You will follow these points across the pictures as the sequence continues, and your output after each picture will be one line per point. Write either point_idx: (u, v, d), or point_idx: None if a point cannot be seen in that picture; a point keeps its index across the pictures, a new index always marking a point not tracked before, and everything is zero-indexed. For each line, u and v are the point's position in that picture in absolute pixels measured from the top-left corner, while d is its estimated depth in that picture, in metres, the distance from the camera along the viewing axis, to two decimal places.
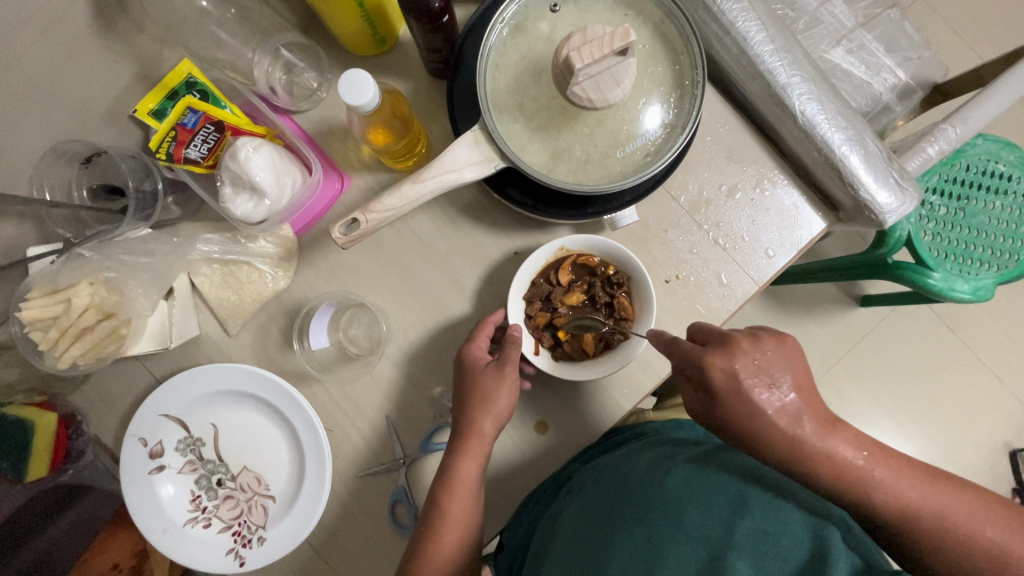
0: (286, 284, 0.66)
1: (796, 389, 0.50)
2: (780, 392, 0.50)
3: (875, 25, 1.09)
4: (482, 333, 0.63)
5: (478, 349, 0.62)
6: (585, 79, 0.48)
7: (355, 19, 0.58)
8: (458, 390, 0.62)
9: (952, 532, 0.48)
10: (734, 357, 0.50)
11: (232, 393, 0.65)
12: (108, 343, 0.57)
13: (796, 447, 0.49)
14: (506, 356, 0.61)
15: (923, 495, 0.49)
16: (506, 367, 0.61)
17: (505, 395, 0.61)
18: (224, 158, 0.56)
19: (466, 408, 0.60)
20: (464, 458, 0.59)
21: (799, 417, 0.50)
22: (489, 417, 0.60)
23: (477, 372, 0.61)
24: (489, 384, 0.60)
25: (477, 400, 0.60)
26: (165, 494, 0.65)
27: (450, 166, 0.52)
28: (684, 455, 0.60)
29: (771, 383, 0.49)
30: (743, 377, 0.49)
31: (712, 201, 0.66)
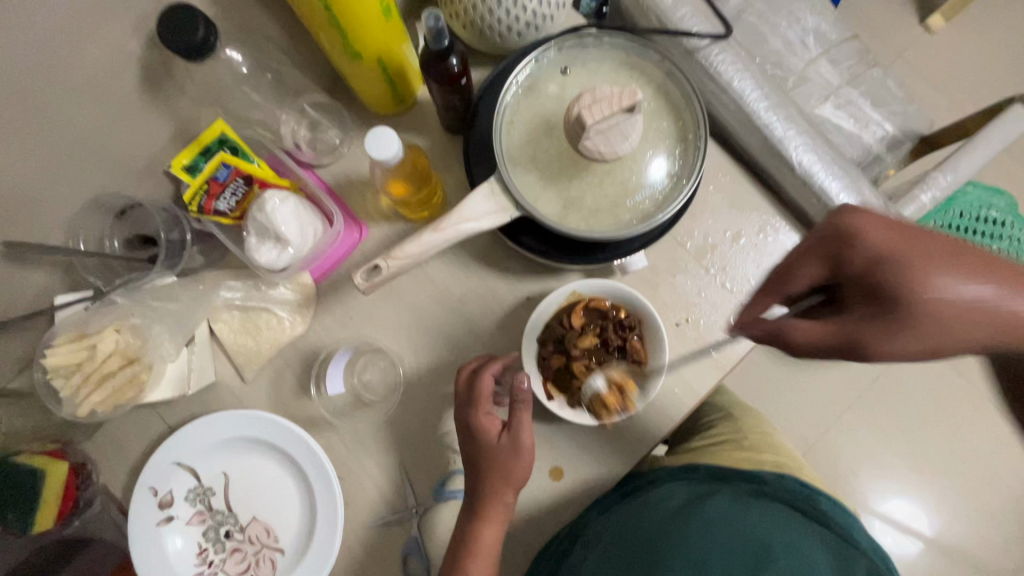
0: (302, 330, 0.67)
1: (966, 255, 0.45)
2: (926, 245, 0.46)
3: (861, 82, 1.17)
4: (482, 397, 0.61)
5: (484, 417, 0.60)
6: (596, 134, 0.51)
7: (378, 81, 0.63)
8: (470, 455, 0.61)
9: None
10: (873, 222, 0.48)
11: (245, 441, 0.65)
12: (128, 389, 0.58)
13: (946, 307, 0.44)
14: (515, 424, 0.60)
15: None
16: (520, 439, 0.60)
17: (518, 464, 0.60)
18: (252, 210, 0.59)
19: (487, 467, 0.59)
20: (484, 525, 0.58)
21: (972, 274, 0.44)
22: (506, 481, 0.59)
23: (490, 441, 0.60)
24: (502, 456, 0.59)
25: (495, 468, 0.59)
26: (173, 547, 0.64)
27: (468, 216, 0.55)
28: (705, 499, 0.61)
29: (915, 245, 0.46)
30: (880, 241, 0.47)
31: (717, 246, 0.69)
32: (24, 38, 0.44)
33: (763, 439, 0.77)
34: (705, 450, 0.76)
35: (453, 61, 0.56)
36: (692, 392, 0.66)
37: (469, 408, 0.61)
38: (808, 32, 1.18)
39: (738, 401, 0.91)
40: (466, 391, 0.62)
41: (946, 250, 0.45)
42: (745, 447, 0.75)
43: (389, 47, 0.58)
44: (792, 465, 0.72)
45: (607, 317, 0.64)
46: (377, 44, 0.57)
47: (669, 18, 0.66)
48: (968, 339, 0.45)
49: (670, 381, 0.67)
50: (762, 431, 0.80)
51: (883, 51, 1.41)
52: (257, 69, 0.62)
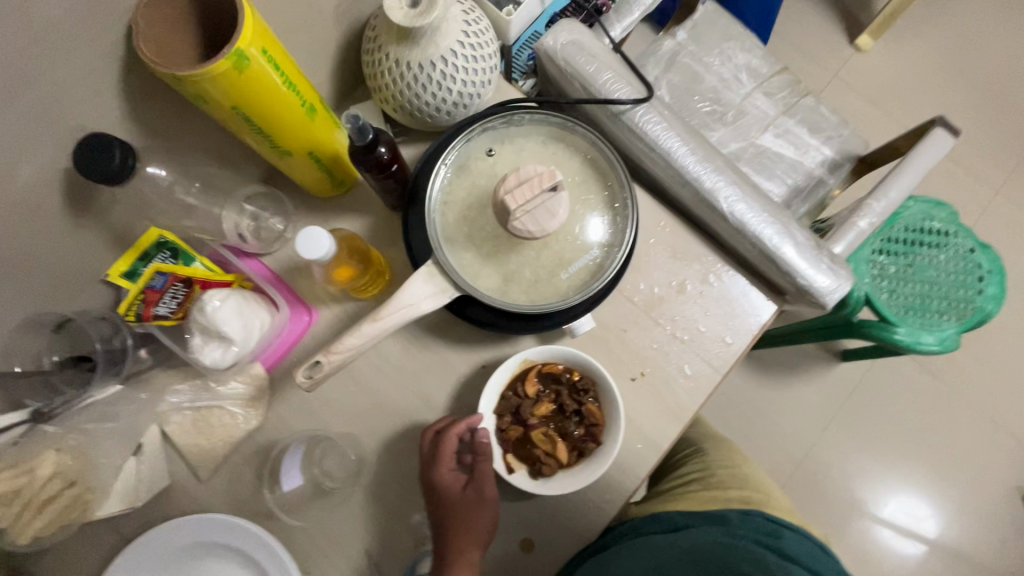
0: (257, 422, 0.66)
1: None
2: None
3: (796, 111, 1.22)
4: (447, 454, 0.61)
5: (448, 472, 0.61)
6: (524, 215, 0.52)
7: (313, 170, 0.64)
8: (435, 514, 0.61)
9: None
10: None
11: (203, 547, 0.63)
12: (73, 510, 0.56)
13: None
14: (479, 471, 0.62)
15: None
16: (485, 489, 0.62)
17: (486, 515, 0.61)
18: (193, 312, 0.59)
19: (452, 528, 0.59)
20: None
21: None
22: (474, 535, 0.60)
23: (455, 496, 0.61)
24: (468, 510, 0.60)
25: (462, 523, 0.59)
26: None
27: (408, 301, 0.55)
28: (673, 549, 0.62)
29: None
30: None
31: (664, 297, 0.70)
32: None
33: (730, 473, 0.77)
34: (675, 493, 0.76)
35: (381, 150, 0.58)
36: (655, 446, 0.66)
37: (432, 465, 0.61)
38: (740, 68, 1.23)
39: (708, 436, 0.91)
40: (429, 450, 0.62)
41: None
42: (713, 486, 0.75)
43: (320, 140, 0.60)
44: (760, 497, 0.72)
45: (561, 382, 0.65)
46: (307, 140, 0.58)
47: (593, 86, 0.69)
48: None
49: (632, 437, 0.67)
50: (730, 465, 0.80)
51: (816, 75, 1.48)
52: (186, 178, 0.61)
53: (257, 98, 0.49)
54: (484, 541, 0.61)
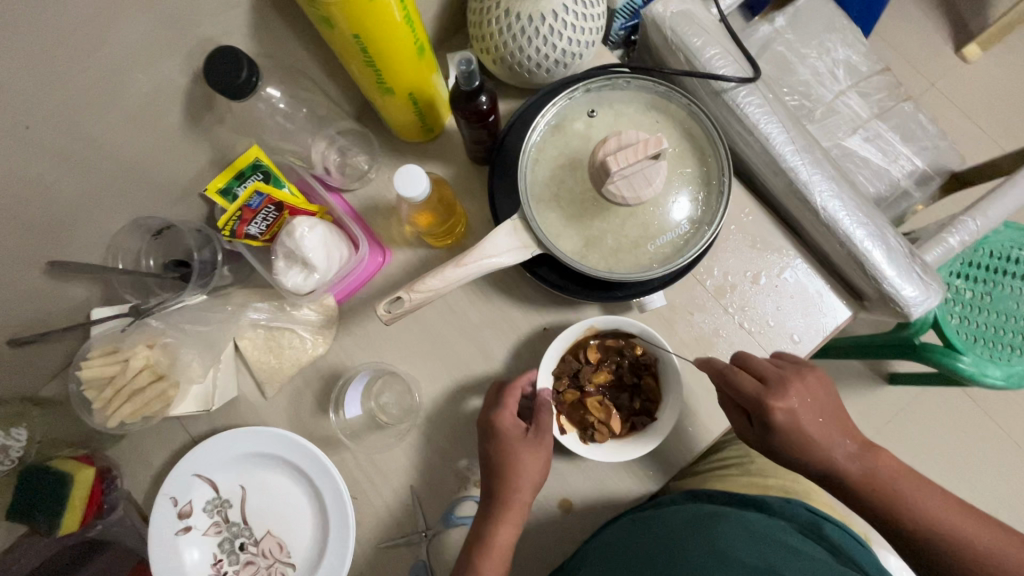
0: (324, 350, 0.69)
1: (820, 419, 0.56)
2: (799, 405, 0.55)
3: (890, 116, 1.16)
4: (510, 401, 0.63)
5: (510, 419, 0.61)
6: (620, 179, 0.52)
7: (408, 112, 0.64)
8: (489, 456, 0.61)
9: (943, 534, 0.53)
10: (789, 397, 0.55)
11: (263, 457, 0.67)
12: (156, 403, 0.60)
13: (815, 460, 0.55)
14: (540, 421, 0.61)
15: (917, 499, 0.55)
16: (543, 436, 0.61)
17: (542, 461, 0.61)
18: (281, 235, 0.61)
19: (506, 473, 0.59)
20: (501, 526, 0.58)
21: (803, 420, 0.55)
22: (528, 479, 0.59)
23: (512, 440, 0.60)
24: (524, 454, 0.60)
25: (516, 465, 0.59)
26: (190, 557, 0.66)
27: (491, 251, 0.56)
28: (716, 522, 0.61)
29: (801, 416, 0.55)
30: (801, 415, 0.54)
31: (736, 286, 0.69)
32: (81, 84, 0.46)
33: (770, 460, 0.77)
34: (713, 474, 0.76)
35: (482, 100, 0.58)
36: (706, 432, 0.66)
37: (496, 411, 0.62)
38: (838, 64, 1.16)
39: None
40: (493, 398, 0.64)
41: (806, 415, 0.55)
42: (752, 472, 0.75)
43: (421, 82, 0.60)
44: (799, 490, 0.72)
45: (622, 354, 0.65)
46: (410, 81, 0.59)
47: (697, 59, 0.66)
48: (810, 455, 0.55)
49: (683, 420, 0.67)
50: None
51: (915, 81, 1.39)
52: (293, 103, 0.63)
53: (376, 31, 0.50)
54: (535, 484, 0.60)
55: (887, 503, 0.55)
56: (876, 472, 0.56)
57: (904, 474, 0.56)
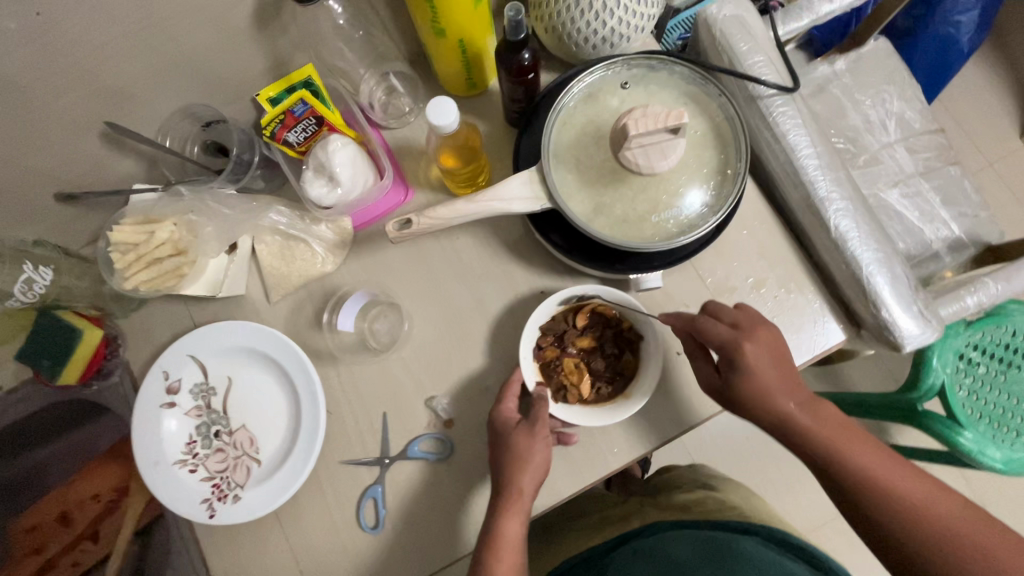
0: (332, 268, 0.72)
1: (780, 363, 0.59)
2: (747, 346, 0.58)
3: (935, 177, 1.14)
4: (510, 394, 0.65)
5: (508, 409, 0.64)
6: (638, 147, 0.54)
7: (455, 62, 0.68)
8: (491, 451, 0.63)
9: (886, 492, 0.56)
10: (751, 340, 0.58)
11: (253, 353, 0.70)
12: (170, 277, 0.65)
13: (776, 409, 0.58)
14: (535, 413, 0.62)
15: (867, 462, 0.57)
16: (538, 424, 0.62)
17: (542, 452, 0.61)
18: (315, 148, 0.65)
19: (503, 466, 0.61)
20: (507, 518, 0.58)
21: (734, 358, 0.58)
22: (528, 472, 0.60)
23: (509, 430, 0.62)
24: (521, 444, 0.60)
25: (512, 454, 0.60)
26: (168, 431, 0.69)
27: (502, 195, 0.58)
28: (708, 552, 0.65)
29: (755, 360, 0.58)
30: (762, 362, 0.58)
31: (736, 290, 0.70)
32: None
33: (735, 500, 0.83)
34: (686, 508, 0.81)
35: (525, 56, 0.61)
36: (677, 423, 0.67)
37: (496, 405, 0.65)
38: (891, 116, 1.16)
39: (713, 475, 0.95)
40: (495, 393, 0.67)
41: (776, 366, 0.58)
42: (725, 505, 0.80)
43: (473, 32, 0.64)
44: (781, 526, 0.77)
45: (609, 326, 0.68)
46: (463, 29, 0.63)
47: (740, 63, 0.69)
48: (776, 405, 0.58)
49: (658, 406, 0.68)
50: (740, 495, 0.85)
51: (971, 155, 1.37)
52: (354, 26, 0.68)
53: None
54: (538, 474, 0.61)
55: (842, 463, 0.57)
56: (800, 422, 0.58)
57: (857, 441, 0.58)
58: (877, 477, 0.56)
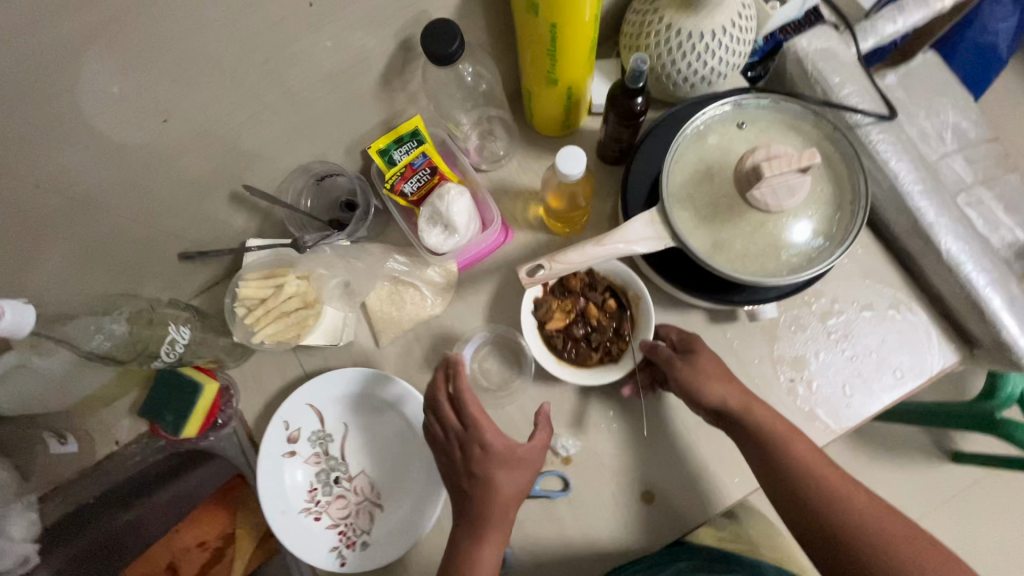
0: (439, 310, 0.74)
1: (714, 357, 0.65)
2: (685, 340, 0.67)
3: (995, 185, 1.15)
4: (485, 418, 0.60)
5: (494, 436, 0.60)
6: (767, 186, 0.56)
7: (556, 106, 0.70)
8: (466, 479, 0.60)
9: (793, 464, 0.58)
10: (690, 337, 0.67)
11: (371, 399, 0.72)
12: (294, 329, 0.67)
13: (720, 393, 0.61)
14: (535, 441, 0.62)
15: (812, 458, 0.59)
16: (534, 454, 0.61)
17: (523, 480, 0.60)
18: (431, 197, 0.67)
19: (488, 502, 0.58)
20: (486, 546, 0.57)
21: (685, 342, 0.66)
22: (507, 498, 0.58)
23: (500, 462, 0.59)
24: (509, 477, 0.59)
25: (499, 492, 0.58)
26: (291, 479, 0.70)
27: (628, 237, 0.60)
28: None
29: (694, 347, 0.65)
30: (702, 348, 0.65)
31: (843, 314, 0.70)
32: (313, 34, 0.53)
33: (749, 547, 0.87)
34: None
35: (637, 101, 0.63)
36: None
37: (473, 432, 0.59)
38: (947, 126, 1.17)
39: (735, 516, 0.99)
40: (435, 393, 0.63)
41: (712, 354, 0.65)
42: None
43: (582, 80, 0.66)
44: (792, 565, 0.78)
45: (619, 325, 0.70)
46: (573, 77, 0.65)
47: (834, 94, 0.70)
48: (716, 388, 0.61)
49: None
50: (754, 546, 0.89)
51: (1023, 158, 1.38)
52: (471, 77, 0.70)
53: (570, 27, 0.56)
54: (524, 494, 0.60)
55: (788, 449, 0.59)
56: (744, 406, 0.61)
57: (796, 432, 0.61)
58: (820, 467, 0.58)
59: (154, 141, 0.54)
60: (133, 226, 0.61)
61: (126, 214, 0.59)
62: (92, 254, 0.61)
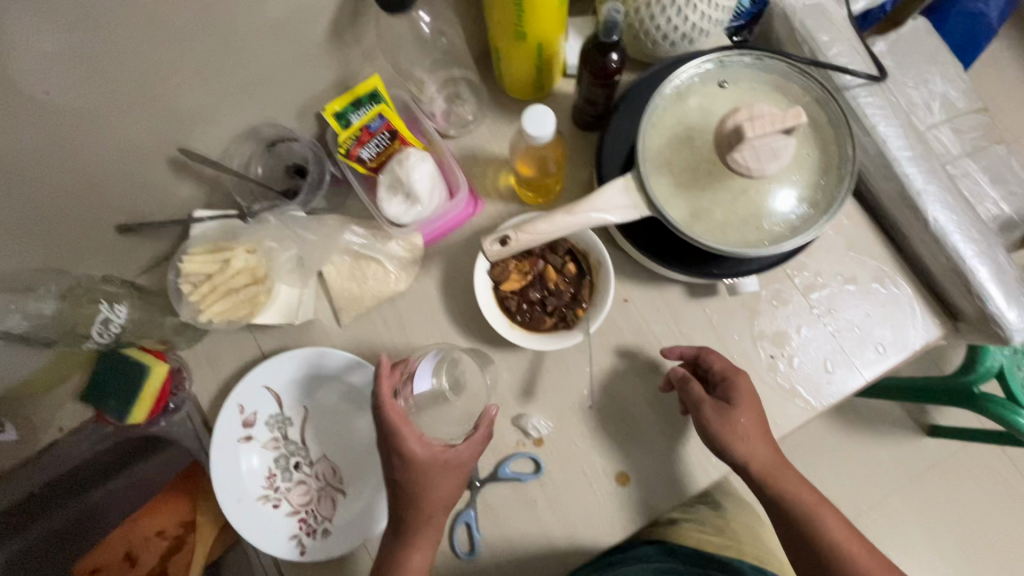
0: (405, 286, 0.70)
1: (751, 401, 0.61)
2: (721, 377, 0.63)
3: (981, 157, 1.13)
4: (409, 428, 0.58)
5: (419, 445, 0.58)
6: (749, 148, 0.51)
7: (527, 67, 0.65)
8: (393, 483, 0.59)
9: (796, 512, 0.60)
10: (728, 375, 0.62)
11: (332, 379, 0.68)
12: (245, 306, 0.62)
13: (746, 446, 0.60)
14: (460, 450, 0.59)
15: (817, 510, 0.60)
16: (464, 460, 0.59)
17: (453, 482, 0.59)
18: (391, 163, 0.62)
19: (414, 509, 0.58)
20: (414, 550, 0.58)
21: (720, 383, 0.62)
22: (437, 501, 0.59)
23: (425, 471, 0.58)
24: (431, 492, 0.58)
25: (424, 500, 0.58)
26: (248, 465, 0.66)
27: (601, 206, 0.56)
28: None
29: (726, 389, 0.62)
30: (738, 394, 0.61)
31: (827, 287, 0.68)
32: None
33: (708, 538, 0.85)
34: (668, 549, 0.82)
35: (612, 57, 0.59)
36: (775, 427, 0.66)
37: (399, 438, 0.58)
38: (936, 96, 1.14)
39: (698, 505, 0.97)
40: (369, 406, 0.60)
41: (747, 397, 0.61)
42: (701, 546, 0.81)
43: (554, 36, 0.61)
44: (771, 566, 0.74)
45: (577, 291, 0.66)
46: (544, 33, 0.60)
47: (822, 53, 0.66)
48: (741, 442, 0.60)
49: None
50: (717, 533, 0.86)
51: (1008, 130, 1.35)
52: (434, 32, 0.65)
53: None
54: (453, 494, 0.60)
55: (790, 501, 0.60)
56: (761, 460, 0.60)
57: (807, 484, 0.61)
58: (824, 522, 0.60)
59: (73, 99, 0.47)
60: (60, 197, 0.55)
61: (50, 183, 0.53)
62: (15, 228, 0.55)
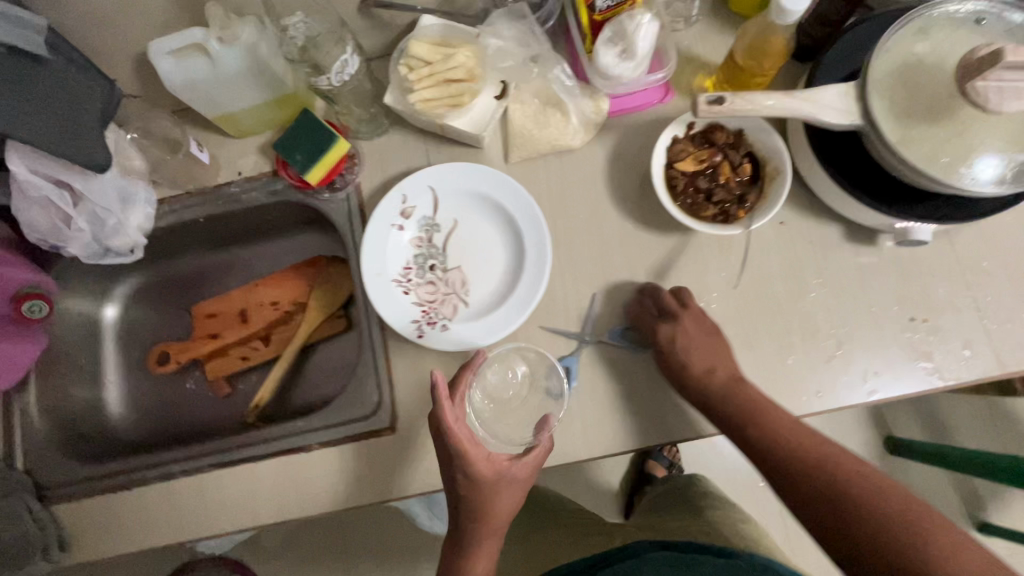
0: (579, 143, 0.73)
1: (712, 354, 0.64)
2: (704, 358, 0.64)
3: None
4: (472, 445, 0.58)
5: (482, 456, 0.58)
6: (995, 80, 0.51)
7: None
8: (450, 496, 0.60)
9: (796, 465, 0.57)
10: (677, 320, 0.65)
11: (488, 202, 0.73)
12: (444, 104, 0.68)
13: (711, 396, 0.62)
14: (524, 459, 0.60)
15: (833, 466, 0.55)
16: (522, 473, 0.60)
17: (515, 494, 0.61)
18: (621, 18, 0.65)
19: (475, 517, 0.60)
20: (482, 544, 0.60)
21: (691, 348, 0.64)
22: (501, 508, 0.60)
23: (482, 487, 0.59)
24: (496, 495, 0.59)
25: (488, 500, 0.59)
26: (393, 250, 0.72)
27: (819, 101, 0.58)
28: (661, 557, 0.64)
29: (688, 347, 0.64)
30: (684, 339, 0.64)
31: (989, 275, 0.67)
32: None
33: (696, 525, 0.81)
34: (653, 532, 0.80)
35: None
36: (891, 386, 0.65)
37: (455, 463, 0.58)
38: None
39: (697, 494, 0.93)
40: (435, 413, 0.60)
41: (707, 359, 0.63)
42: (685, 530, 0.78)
43: None
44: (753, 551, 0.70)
45: (744, 194, 0.67)
46: None
47: None
48: (705, 397, 0.63)
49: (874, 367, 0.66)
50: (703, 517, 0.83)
51: None
52: None
53: None
54: (516, 498, 0.61)
55: (793, 460, 0.57)
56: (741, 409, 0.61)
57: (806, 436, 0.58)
58: (842, 475, 0.54)
59: None
60: None
61: None
62: None
